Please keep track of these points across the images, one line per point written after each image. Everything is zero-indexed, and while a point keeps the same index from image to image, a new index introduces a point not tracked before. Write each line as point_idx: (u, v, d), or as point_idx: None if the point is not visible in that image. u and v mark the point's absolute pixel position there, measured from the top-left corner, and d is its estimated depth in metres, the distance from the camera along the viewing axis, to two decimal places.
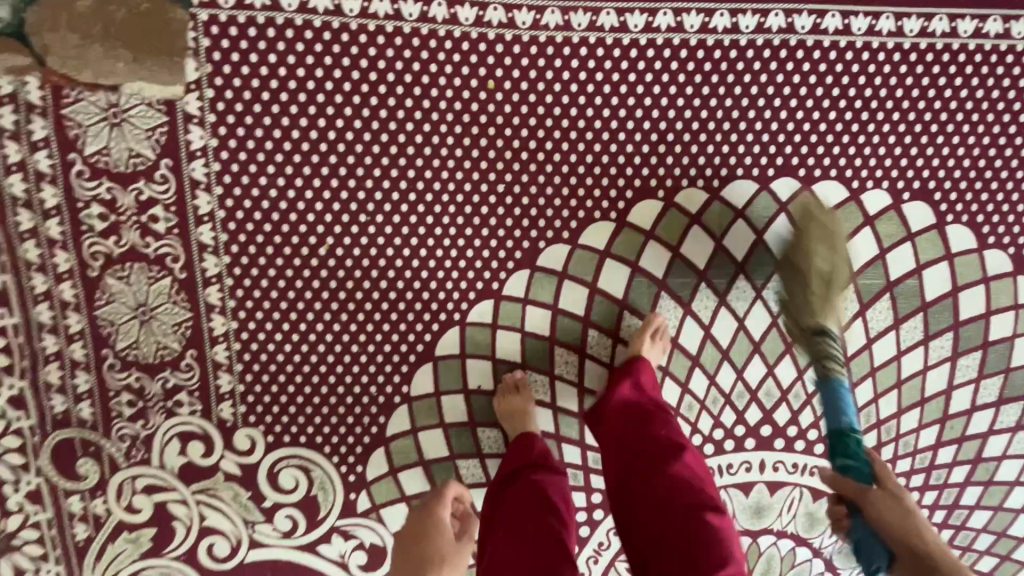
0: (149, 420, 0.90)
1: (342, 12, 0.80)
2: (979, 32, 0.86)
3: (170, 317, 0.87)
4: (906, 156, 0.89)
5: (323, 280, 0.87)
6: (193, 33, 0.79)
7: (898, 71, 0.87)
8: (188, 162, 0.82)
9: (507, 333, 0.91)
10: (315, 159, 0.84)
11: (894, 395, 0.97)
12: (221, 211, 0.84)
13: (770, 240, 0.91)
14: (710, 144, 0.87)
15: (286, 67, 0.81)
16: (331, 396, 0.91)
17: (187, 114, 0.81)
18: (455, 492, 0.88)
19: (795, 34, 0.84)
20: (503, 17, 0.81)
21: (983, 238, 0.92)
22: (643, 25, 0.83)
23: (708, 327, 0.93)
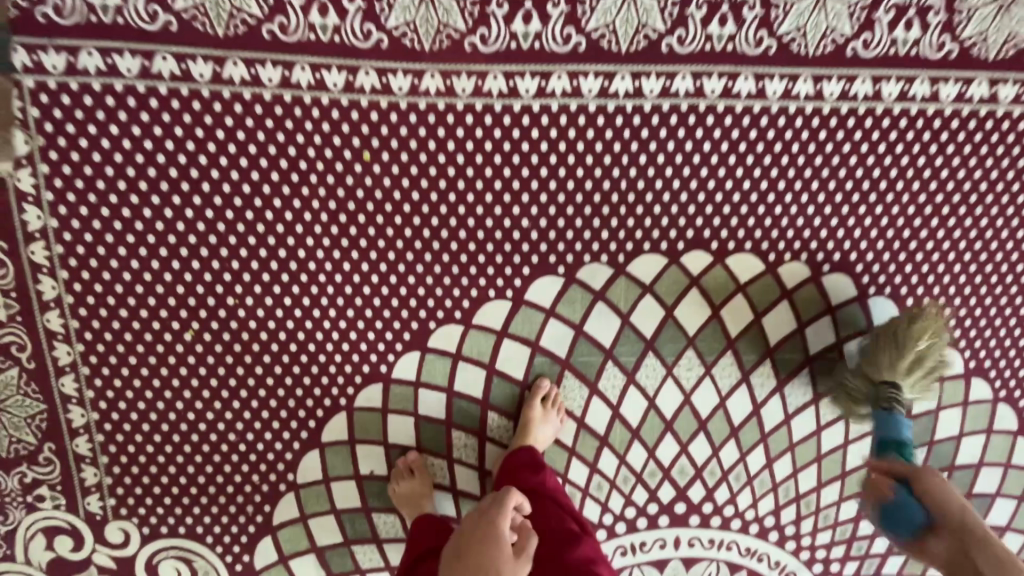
0: (8, 515, 0.83)
1: (190, 78, 0.71)
2: (905, 94, 0.78)
3: (21, 410, 0.79)
4: (825, 228, 0.83)
5: (193, 366, 0.81)
6: (18, 101, 0.69)
7: (816, 138, 0.80)
8: (26, 244, 0.74)
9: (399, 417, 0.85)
10: (173, 239, 0.76)
11: (814, 469, 0.92)
12: (69, 296, 0.76)
13: (680, 316, 0.85)
14: (613, 217, 0.80)
15: (131, 139, 0.72)
16: (209, 486, 0.85)
17: (20, 193, 0.72)
18: (513, 504, 0.74)
19: (704, 99, 0.77)
20: (376, 82, 0.73)
21: (906, 310, 0.87)
22: (534, 90, 0.74)
23: (617, 406, 0.87)
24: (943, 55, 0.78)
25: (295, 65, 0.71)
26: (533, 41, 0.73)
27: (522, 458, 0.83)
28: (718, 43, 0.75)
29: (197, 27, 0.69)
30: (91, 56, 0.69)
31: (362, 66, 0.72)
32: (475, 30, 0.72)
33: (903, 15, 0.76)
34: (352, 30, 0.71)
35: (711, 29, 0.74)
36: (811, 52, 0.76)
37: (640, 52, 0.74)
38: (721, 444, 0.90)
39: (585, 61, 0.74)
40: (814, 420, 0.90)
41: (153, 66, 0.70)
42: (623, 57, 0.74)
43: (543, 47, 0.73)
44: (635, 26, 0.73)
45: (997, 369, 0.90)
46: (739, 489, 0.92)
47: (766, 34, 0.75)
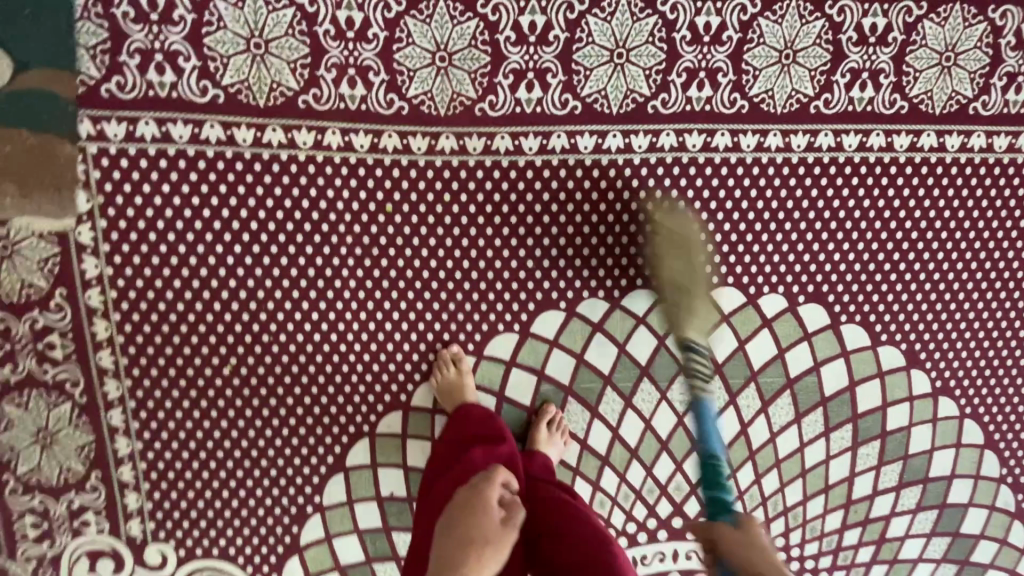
0: (54, 539, 0.89)
1: (234, 142, 0.80)
2: (863, 145, 0.89)
3: (72, 441, 0.87)
4: (799, 263, 0.92)
5: (229, 398, 0.88)
6: (81, 165, 0.78)
7: (787, 184, 0.90)
8: (83, 290, 0.82)
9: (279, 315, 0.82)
10: (215, 283, 0.84)
11: (799, 483, 1.00)
12: (120, 336, 0.84)
13: (672, 344, 0.94)
14: (609, 256, 0.90)
15: (180, 196, 0.81)
16: (242, 508, 0.92)
17: (80, 245, 0.81)
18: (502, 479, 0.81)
19: (686, 152, 0.87)
20: (398, 143, 0.82)
21: (876, 336, 0.96)
22: (537, 147, 0.84)
23: (616, 428, 0.95)
24: (895, 111, 0.88)
25: (326, 129, 0.81)
26: (536, 106, 0.83)
27: (538, 462, 0.89)
28: (698, 104, 0.85)
29: (242, 99, 0.79)
30: (147, 125, 0.78)
31: (386, 129, 0.82)
32: (484, 97, 0.82)
33: (858, 77, 0.87)
34: (378, 99, 0.81)
35: (691, 92, 0.85)
36: (779, 109, 0.86)
37: (629, 113, 0.84)
38: None
39: (581, 121, 0.84)
40: (797, 438, 0.98)
41: (202, 133, 0.79)
42: (615, 117, 0.84)
43: (544, 110, 0.83)
44: (624, 91, 0.84)
45: (961, 387, 0.99)
46: (731, 504, 1.00)
47: (739, 96, 0.86)
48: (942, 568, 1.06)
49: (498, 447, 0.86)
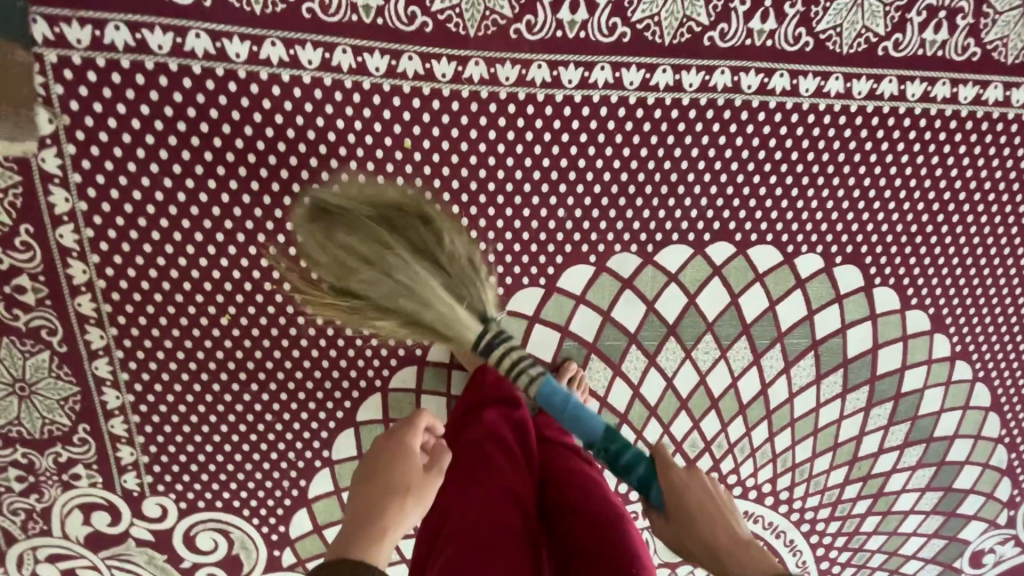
0: (43, 493, 0.84)
1: (226, 57, 0.68)
2: (927, 95, 0.81)
3: (55, 393, 0.79)
4: (841, 221, 0.87)
5: (228, 350, 0.81)
6: (39, 77, 0.65)
7: (842, 134, 0.82)
8: (53, 228, 0.72)
9: (395, 256, 0.70)
10: (208, 225, 0.75)
11: (810, 441, 1.01)
12: (101, 280, 0.75)
13: (701, 304, 0.90)
14: (645, 208, 0.83)
15: (163, 120, 0.69)
16: (246, 463, 0.88)
17: (46, 175, 0.69)
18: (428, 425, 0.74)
19: (740, 94, 0.78)
20: (420, 68, 0.71)
21: (906, 299, 0.93)
22: (577, 80, 0.74)
23: (637, 386, 0.94)
24: (967, 58, 0.80)
25: (336, 47, 0.69)
26: (579, 31, 0.72)
27: (556, 421, 0.86)
28: (759, 39, 0.75)
29: (233, 3, 0.66)
30: (118, 30, 0.65)
31: (406, 50, 0.70)
32: (521, 17, 0.71)
33: (934, 16, 0.77)
34: (396, 12, 0.68)
35: (753, 24, 0.75)
36: (845, 50, 0.77)
37: (682, 45, 0.74)
38: (730, 420, 0.98)
39: (628, 52, 0.74)
40: (814, 399, 0.98)
41: (185, 44, 0.67)
42: (666, 49, 0.74)
43: (588, 37, 0.72)
44: (679, 20, 0.73)
45: (979, 351, 0.99)
46: (742, 460, 1.01)
47: (805, 32, 0.76)
48: (929, 519, 1.11)
49: (515, 412, 0.81)
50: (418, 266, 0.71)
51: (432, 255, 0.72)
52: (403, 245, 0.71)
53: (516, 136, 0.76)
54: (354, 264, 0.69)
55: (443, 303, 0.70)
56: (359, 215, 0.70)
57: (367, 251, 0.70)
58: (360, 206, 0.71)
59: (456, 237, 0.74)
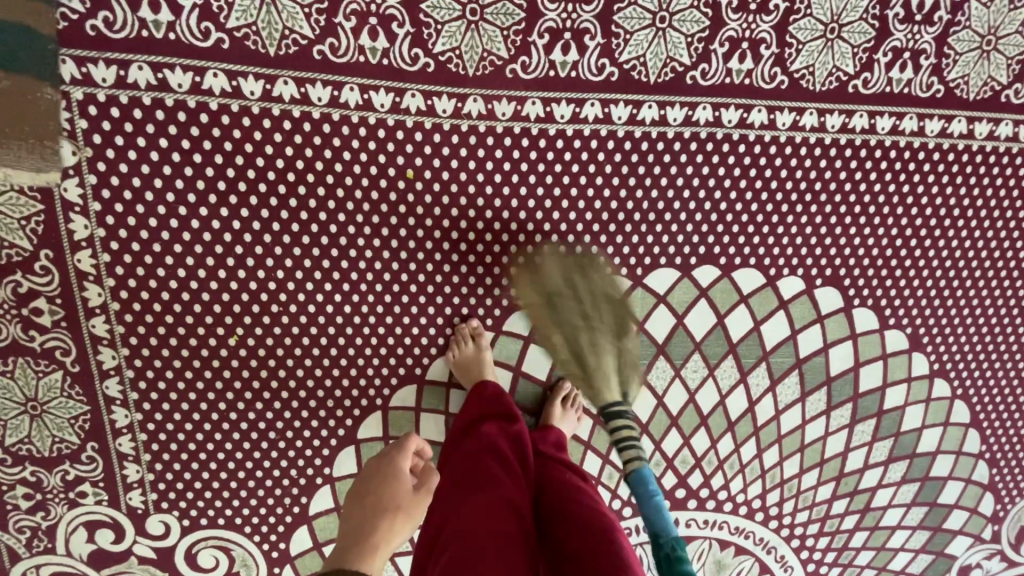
0: (49, 511, 0.86)
1: (241, 94, 0.72)
2: (896, 128, 0.87)
3: (65, 411, 0.82)
4: (821, 245, 0.92)
5: (235, 370, 0.84)
6: (65, 112, 0.70)
7: (818, 164, 0.87)
8: (72, 253, 0.75)
9: (605, 326, 0.82)
10: (219, 250, 0.78)
11: (797, 457, 1.04)
12: (115, 302, 0.78)
13: (689, 324, 0.94)
14: (634, 233, 0.87)
15: (180, 152, 0.74)
16: (249, 480, 0.90)
17: (67, 203, 0.73)
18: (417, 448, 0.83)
19: (721, 128, 0.83)
20: (422, 104, 0.76)
21: (884, 319, 0.98)
22: (569, 115, 0.79)
23: (629, 403, 0.97)
24: (931, 94, 0.86)
25: (344, 85, 0.74)
26: (570, 70, 0.77)
27: (551, 437, 0.89)
28: (737, 77, 0.81)
29: (249, 45, 0.71)
30: (141, 70, 0.70)
31: (409, 88, 0.75)
32: (516, 58, 0.76)
33: (899, 57, 0.83)
34: (401, 54, 0.74)
35: (732, 64, 0.80)
36: (818, 87, 0.83)
37: (667, 83, 0.80)
38: (719, 437, 1.01)
39: (616, 90, 0.79)
40: (800, 416, 1.01)
41: (204, 82, 0.71)
42: (651, 87, 0.80)
43: (579, 75, 0.78)
44: (663, 60, 0.79)
45: (956, 369, 1.03)
46: (732, 476, 1.04)
47: (780, 71, 0.82)
48: (916, 534, 1.14)
49: (511, 426, 0.84)
50: (573, 319, 0.81)
51: (579, 311, 0.81)
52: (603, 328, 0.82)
53: (513, 167, 0.81)
54: (541, 301, 0.82)
55: (549, 333, 0.82)
56: (545, 265, 0.83)
57: (579, 302, 0.81)
58: (554, 259, 0.84)
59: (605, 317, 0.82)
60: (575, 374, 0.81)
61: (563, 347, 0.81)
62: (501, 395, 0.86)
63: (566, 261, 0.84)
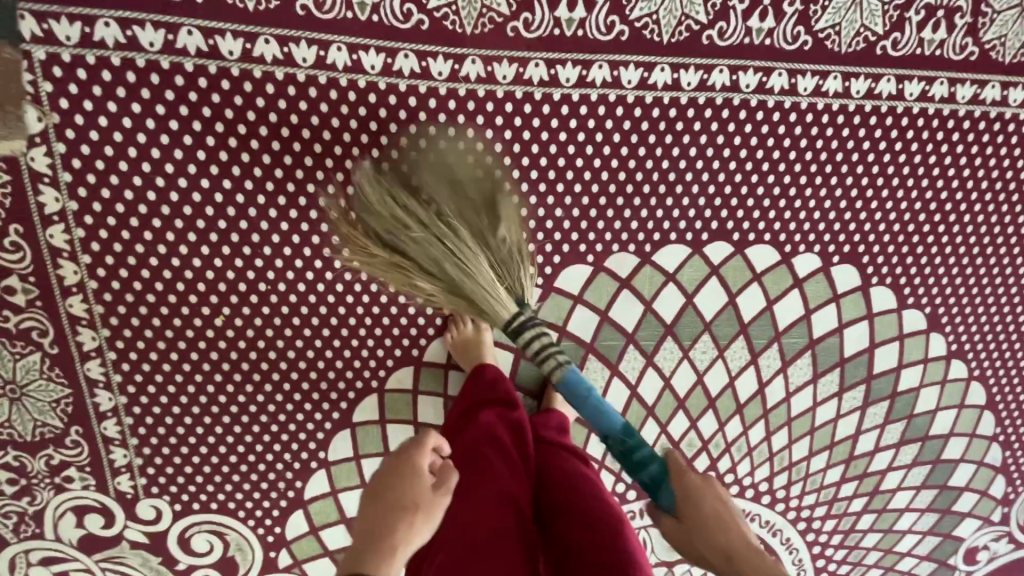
0: (35, 496, 0.83)
1: (219, 55, 0.67)
2: (925, 94, 0.81)
3: (46, 395, 0.78)
4: (840, 220, 0.87)
5: (222, 351, 0.80)
6: (27, 74, 0.64)
7: (840, 133, 0.82)
8: (43, 228, 0.70)
9: (463, 241, 0.74)
10: (202, 225, 0.74)
11: (807, 440, 1.01)
12: (93, 281, 0.74)
13: (699, 304, 0.90)
14: (643, 208, 0.82)
15: (155, 118, 0.68)
16: (242, 464, 0.87)
17: (35, 174, 0.68)
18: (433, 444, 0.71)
19: (738, 93, 0.77)
20: (416, 66, 0.70)
21: (903, 298, 0.93)
22: (575, 79, 0.73)
23: (635, 386, 0.93)
24: (965, 57, 0.79)
25: (330, 45, 0.68)
26: (577, 29, 0.71)
27: (553, 421, 0.86)
28: (757, 37, 0.75)
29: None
30: (108, 26, 0.64)
31: (401, 48, 0.69)
32: (518, 15, 0.70)
33: (933, 15, 0.77)
34: (392, 10, 0.67)
35: (752, 22, 0.74)
36: (844, 49, 0.77)
37: (681, 44, 0.74)
38: (727, 419, 0.98)
39: (626, 51, 0.73)
40: (811, 398, 0.98)
41: (177, 41, 0.65)
42: (664, 48, 0.74)
43: (586, 35, 0.72)
44: (678, 17, 0.73)
45: (975, 350, 0.99)
46: (739, 459, 1.01)
47: (803, 30, 0.75)
48: (924, 516, 1.12)
49: (511, 411, 0.81)
50: (464, 237, 0.74)
51: (438, 229, 0.73)
52: (466, 246, 0.74)
53: (514, 136, 0.76)
54: (410, 222, 0.72)
55: (472, 262, 0.73)
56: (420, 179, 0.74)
57: (482, 224, 0.75)
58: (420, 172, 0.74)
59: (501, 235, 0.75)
60: (450, 301, 0.75)
61: (424, 261, 0.74)
62: (500, 378, 0.82)
63: (390, 179, 0.74)
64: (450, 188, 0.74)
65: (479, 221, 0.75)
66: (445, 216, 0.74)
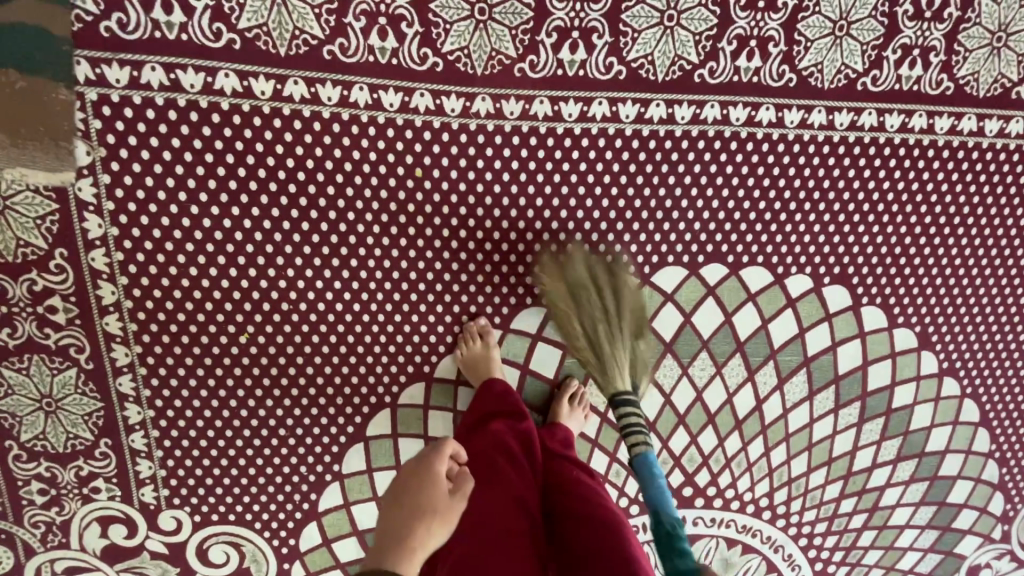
0: (63, 506, 0.87)
1: (252, 94, 0.73)
2: (905, 126, 0.86)
3: (79, 408, 0.83)
4: (829, 243, 0.92)
5: (245, 367, 0.85)
6: (80, 113, 0.71)
7: (826, 162, 0.87)
8: (86, 251, 0.76)
9: (625, 325, 0.89)
10: (231, 248, 0.79)
11: (805, 456, 1.04)
12: (128, 300, 0.79)
13: (696, 323, 0.94)
14: (642, 231, 0.87)
15: (192, 152, 0.75)
16: (260, 476, 0.91)
17: (81, 202, 0.74)
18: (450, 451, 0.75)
19: (729, 126, 0.83)
20: (431, 103, 0.77)
21: (893, 318, 0.97)
22: (577, 114, 0.80)
23: (637, 401, 0.97)
24: (941, 92, 0.85)
25: (353, 85, 0.74)
26: (578, 69, 0.78)
27: (558, 434, 0.90)
28: (745, 75, 0.81)
29: (260, 46, 0.71)
30: (154, 70, 0.71)
31: (418, 87, 0.76)
32: (525, 57, 0.76)
33: (909, 54, 0.83)
34: (410, 53, 0.74)
35: (740, 62, 0.80)
36: (826, 85, 0.83)
37: (675, 82, 0.80)
38: (727, 435, 1.01)
39: (624, 89, 0.79)
40: (808, 414, 1.01)
41: (215, 83, 0.72)
42: (659, 85, 0.80)
43: (587, 74, 0.78)
44: (671, 58, 0.79)
45: (966, 368, 1.03)
46: (739, 474, 1.04)
47: (788, 69, 0.81)
48: (925, 533, 1.13)
49: (519, 422, 0.84)
50: (598, 326, 0.87)
51: (601, 309, 0.87)
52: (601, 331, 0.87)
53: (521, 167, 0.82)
54: (586, 299, 0.86)
55: (604, 341, 0.87)
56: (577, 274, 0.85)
57: (596, 308, 0.86)
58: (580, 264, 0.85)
59: (600, 323, 0.87)
60: (589, 361, 0.88)
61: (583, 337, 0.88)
62: (508, 391, 0.86)
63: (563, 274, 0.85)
64: (590, 276, 0.85)
65: (597, 302, 0.86)
66: (595, 297, 0.86)
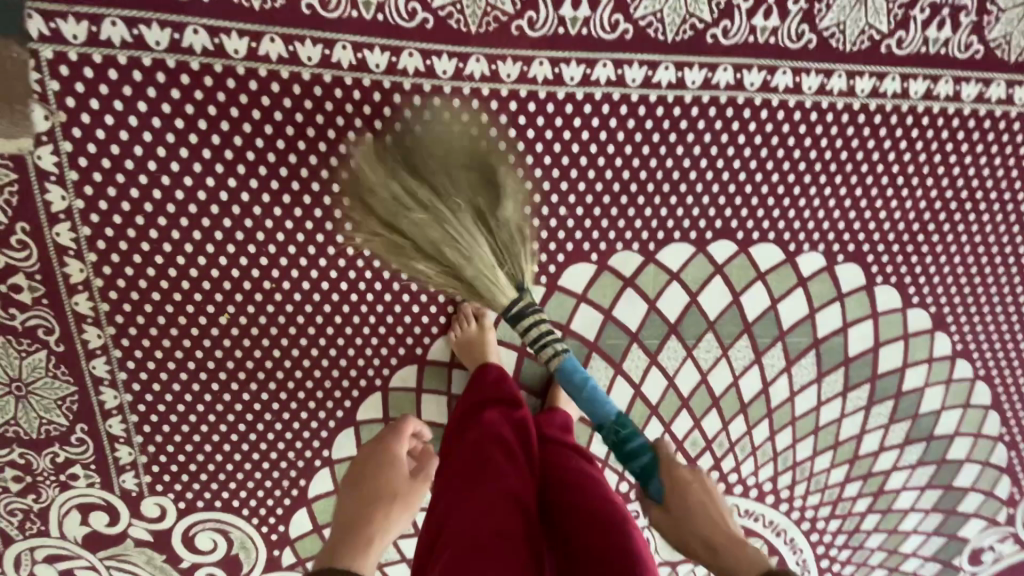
0: (40, 494, 0.84)
1: (225, 53, 0.67)
2: (930, 93, 0.81)
3: (52, 392, 0.79)
4: (844, 219, 0.87)
5: (227, 349, 0.81)
6: (34, 73, 0.64)
7: (845, 132, 0.82)
8: (50, 226, 0.71)
9: (455, 214, 0.73)
10: (207, 223, 0.74)
11: (811, 440, 1.01)
12: (98, 279, 0.74)
13: (702, 303, 0.90)
14: (647, 206, 0.82)
15: (161, 117, 0.69)
16: (246, 462, 0.87)
17: (42, 172, 0.68)
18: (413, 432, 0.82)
19: (743, 92, 0.77)
20: (421, 65, 0.70)
21: (908, 298, 0.93)
22: (579, 77, 0.74)
23: (639, 384, 0.93)
24: (970, 55, 0.79)
25: (335, 43, 0.68)
26: (581, 27, 0.71)
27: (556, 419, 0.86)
28: (762, 36, 0.75)
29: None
30: (115, 25, 0.64)
31: (406, 47, 0.69)
32: (523, 13, 0.70)
33: (938, 14, 0.77)
34: (397, 9, 0.68)
35: (756, 21, 0.74)
36: (848, 47, 0.77)
37: (686, 42, 0.74)
38: (731, 418, 0.97)
39: (631, 50, 0.73)
40: (815, 397, 0.98)
41: (183, 40, 0.66)
42: (668, 46, 0.74)
43: (591, 33, 0.72)
44: (682, 15, 0.73)
45: (980, 350, 0.99)
46: (743, 458, 1.01)
47: (808, 29, 0.75)
48: (929, 517, 1.11)
49: (515, 411, 0.81)
50: (464, 220, 0.74)
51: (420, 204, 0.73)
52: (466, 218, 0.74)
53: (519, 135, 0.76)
54: (411, 204, 0.72)
55: (483, 255, 0.74)
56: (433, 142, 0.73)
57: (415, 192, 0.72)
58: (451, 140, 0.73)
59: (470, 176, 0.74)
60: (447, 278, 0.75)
61: (427, 248, 0.74)
62: (504, 378, 0.82)
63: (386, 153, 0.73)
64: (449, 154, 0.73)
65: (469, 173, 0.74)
66: (452, 199, 0.73)
